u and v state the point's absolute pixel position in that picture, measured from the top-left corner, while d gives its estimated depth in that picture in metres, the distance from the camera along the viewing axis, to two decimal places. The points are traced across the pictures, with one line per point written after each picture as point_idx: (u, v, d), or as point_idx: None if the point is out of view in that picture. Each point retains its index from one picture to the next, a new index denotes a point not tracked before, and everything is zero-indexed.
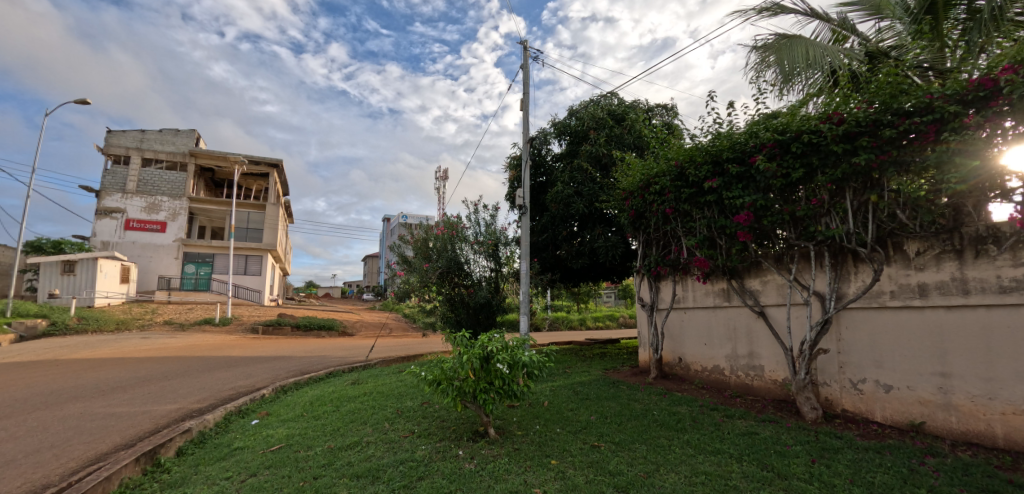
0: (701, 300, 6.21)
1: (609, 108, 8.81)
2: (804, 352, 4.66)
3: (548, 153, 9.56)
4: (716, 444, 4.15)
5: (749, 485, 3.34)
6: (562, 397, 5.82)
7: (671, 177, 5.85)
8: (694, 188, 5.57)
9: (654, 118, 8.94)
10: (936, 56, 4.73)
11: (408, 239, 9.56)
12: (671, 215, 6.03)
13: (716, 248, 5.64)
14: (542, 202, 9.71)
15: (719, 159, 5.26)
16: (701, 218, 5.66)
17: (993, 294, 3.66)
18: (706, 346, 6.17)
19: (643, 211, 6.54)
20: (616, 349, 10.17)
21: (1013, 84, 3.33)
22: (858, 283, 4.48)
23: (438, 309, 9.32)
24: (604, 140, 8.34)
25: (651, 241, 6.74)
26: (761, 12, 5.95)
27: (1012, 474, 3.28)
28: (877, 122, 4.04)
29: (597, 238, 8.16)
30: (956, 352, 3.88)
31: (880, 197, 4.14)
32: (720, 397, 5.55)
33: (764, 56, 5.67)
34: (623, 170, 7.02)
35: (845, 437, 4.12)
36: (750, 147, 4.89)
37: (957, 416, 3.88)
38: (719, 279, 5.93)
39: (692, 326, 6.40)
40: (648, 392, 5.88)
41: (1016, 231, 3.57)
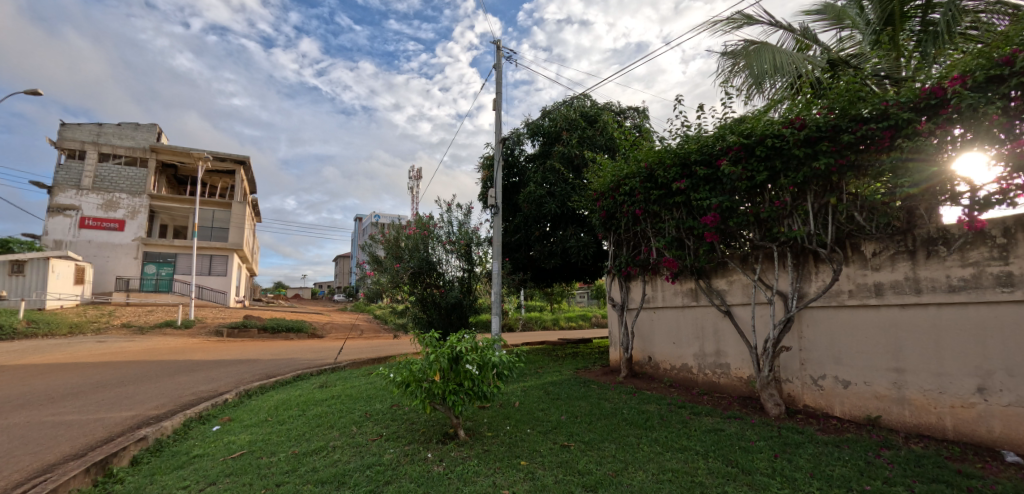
0: (670, 300, 6.30)
1: (581, 110, 8.88)
2: (767, 350, 4.78)
3: (521, 153, 9.54)
4: (682, 441, 4.24)
5: (713, 481, 3.44)
6: (533, 397, 5.82)
7: (640, 178, 5.90)
8: (663, 189, 5.62)
9: (626, 121, 9.06)
10: (892, 65, 4.81)
11: (379, 238, 9.41)
12: (641, 216, 6.09)
13: (684, 249, 5.73)
14: (514, 202, 9.69)
15: (687, 161, 5.31)
16: (670, 219, 5.71)
17: (943, 293, 3.85)
18: (675, 345, 6.27)
19: (614, 212, 6.60)
20: (589, 349, 10.20)
21: (961, 95, 3.52)
22: (818, 283, 4.64)
23: (409, 310, 9.16)
24: (576, 142, 8.39)
25: (622, 241, 6.80)
26: (728, 22, 6.08)
27: (960, 464, 3.47)
28: (837, 127, 4.19)
29: (569, 239, 8.18)
30: (910, 349, 4.06)
31: (839, 200, 4.29)
32: (689, 395, 5.65)
33: (733, 63, 5.75)
34: (594, 171, 7.05)
35: (807, 432, 4.26)
36: (717, 150, 4.96)
37: (911, 410, 4.06)
38: (687, 279, 6.02)
39: (662, 325, 6.48)
40: (618, 392, 5.93)
41: (963, 232, 3.77)
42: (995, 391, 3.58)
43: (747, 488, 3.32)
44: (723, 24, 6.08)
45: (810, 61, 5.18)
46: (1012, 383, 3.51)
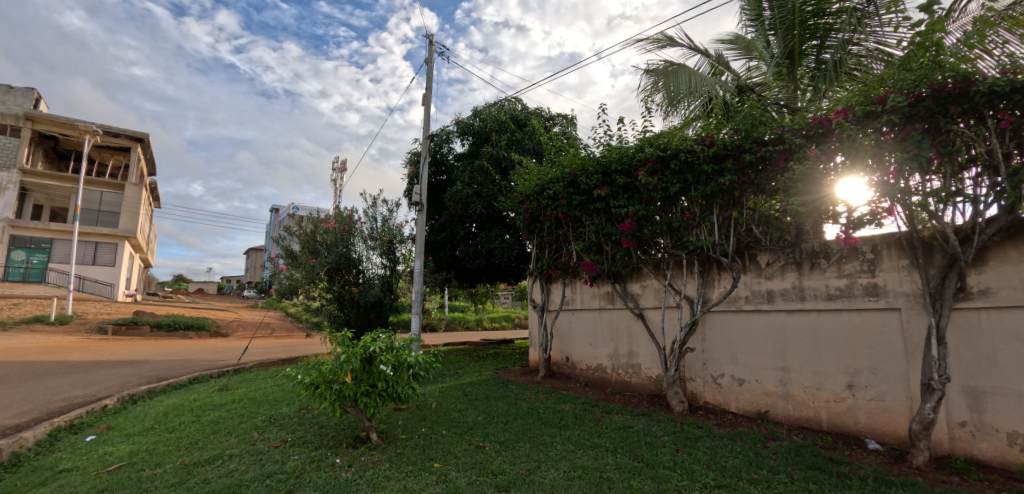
0: (588, 302, 6.55)
1: (511, 113, 9.01)
2: (674, 351, 5.11)
3: (449, 152, 9.42)
4: (594, 438, 4.41)
5: (620, 475, 3.60)
6: (451, 399, 5.75)
7: (564, 183, 6.08)
8: (585, 195, 5.83)
9: (554, 127, 9.34)
10: (790, 96, 5.27)
11: (294, 231, 8.86)
12: (563, 220, 6.29)
13: (602, 254, 6.01)
14: (440, 201, 9.56)
15: (608, 170, 5.53)
16: (590, 224, 5.98)
17: (823, 300, 4.35)
18: (591, 346, 6.52)
19: (538, 215, 6.76)
20: (511, 349, 10.47)
21: (843, 126, 4.00)
22: (720, 289, 5.05)
23: (325, 308, 8.78)
24: (505, 144, 8.50)
25: (545, 244, 6.98)
26: (653, 41, 6.42)
27: (832, 452, 3.93)
28: (740, 147, 4.58)
29: (493, 240, 8.26)
30: (794, 350, 4.55)
31: (740, 214, 4.73)
32: (602, 394, 5.89)
33: (655, 80, 6.07)
34: (521, 174, 7.16)
35: (706, 427, 4.61)
36: (636, 161, 5.20)
37: (793, 404, 4.53)
38: (604, 283, 6.29)
39: (579, 327, 6.71)
40: (534, 392, 6.03)
41: (839, 248, 4.29)
42: (862, 387, 4.10)
43: (651, 482, 3.51)
44: (649, 43, 6.42)
45: (720, 86, 5.56)
46: (875, 380, 4.04)
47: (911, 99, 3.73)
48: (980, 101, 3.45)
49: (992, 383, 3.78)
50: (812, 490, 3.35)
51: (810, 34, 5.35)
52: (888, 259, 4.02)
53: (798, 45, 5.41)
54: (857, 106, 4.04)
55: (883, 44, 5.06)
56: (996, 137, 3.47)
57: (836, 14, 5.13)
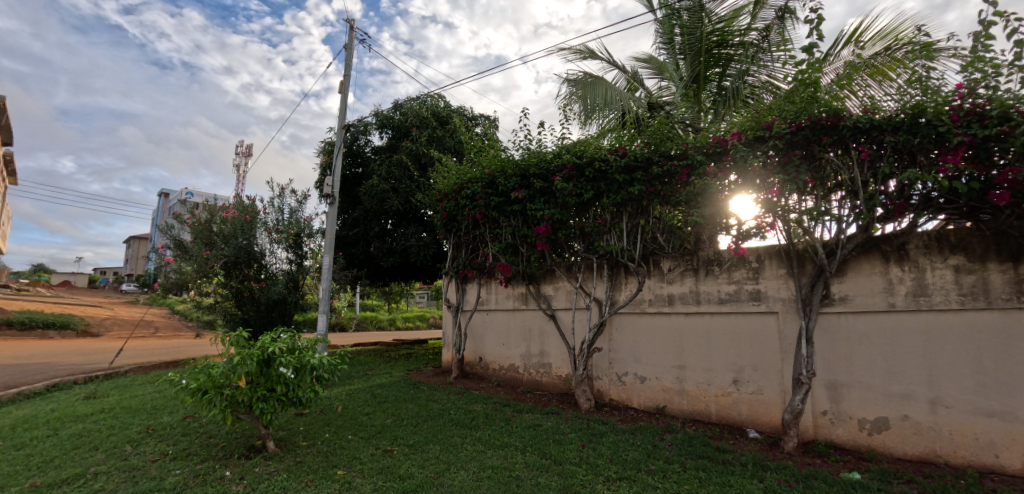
0: (503, 303, 6.65)
1: (433, 109, 8.92)
2: (583, 351, 5.37)
3: (366, 144, 9.05)
4: (503, 438, 4.48)
5: (528, 473, 3.69)
6: (358, 402, 5.72)
7: (482, 184, 6.12)
8: (502, 196, 5.92)
9: (476, 127, 9.40)
10: (694, 116, 5.64)
11: (186, 220, 8.24)
12: (480, 220, 6.36)
13: (517, 255, 6.14)
14: (354, 195, 9.26)
15: (526, 174, 5.69)
16: (507, 225, 6.11)
17: (715, 303, 4.78)
18: (504, 346, 6.63)
19: (455, 215, 6.75)
20: (422, 349, 10.45)
21: (737, 148, 4.43)
22: (627, 292, 5.37)
23: (220, 304, 8.16)
24: (425, 140, 8.40)
25: (462, 244, 7.00)
26: (575, 52, 6.67)
27: (719, 442, 4.35)
28: (649, 160, 4.89)
29: (409, 238, 8.28)
30: (690, 349, 4.95)
31: (647, 222, 5.07)
32: (514, 393, 6.03)
33: (574, 90, 6.32)
34: (439, 171, 7.08)
35: (610, 423, 4.88)
36: (553, 166, 5.41)
37: (688, 399, 4.93)
38: (519, 284, 6.42)
39: (493, 327, 6.78)
40: (447, 392, 6.16)
41: (730, 257, 4.74)
42: (745, 382, 4.57)
43: (558, 478, 3.65)
44: (572, 52, 6.66)
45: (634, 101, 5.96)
46: (756, 376, 4.52)
47: (793, 127, 4.26)
48: (846, 134, 4.04)
49: (847, 377, 4.46)
50: (701, 477, 3.69)
51: (713, 62, 5.88)
52: (769, 268, 4.51)
53: (703, 71, 5.84)
54: (750, 130, 4.50)
55: (772, 78, 5.68)
56: (857, 166, 4.07)
57: (736, 46, 5.68)
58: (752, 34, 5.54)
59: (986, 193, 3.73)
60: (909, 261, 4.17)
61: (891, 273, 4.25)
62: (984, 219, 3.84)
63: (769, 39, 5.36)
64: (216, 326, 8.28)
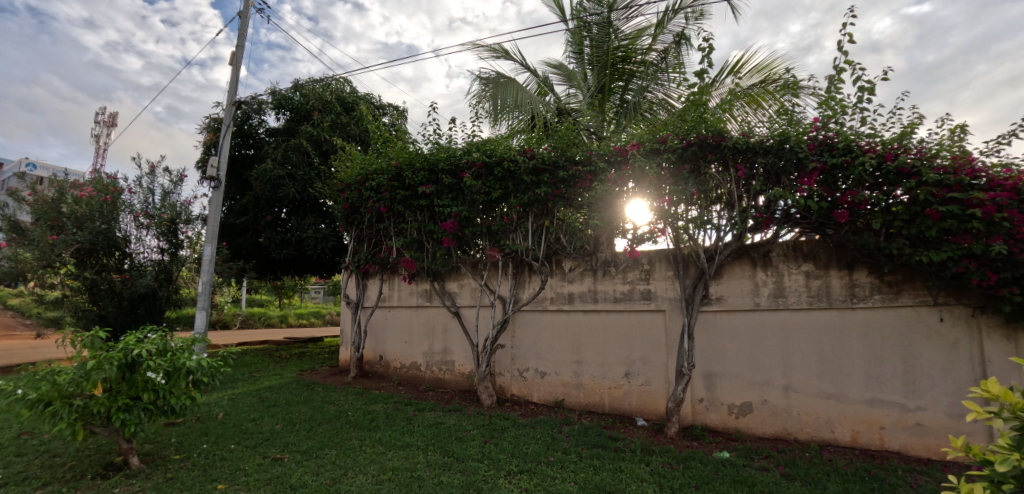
0: (406, 299, 6.55)
1: (338, 93, 8.47)
2: (486, 348, 5.44)
3: (259, 124, 8.32)
4: (405, 438, 4.36)
5: (430, 472, 3.63)
6: (242, 407, 5.23)
7: (389, 176, 5.93)
8: (409, 190, 5.82)
9: (383, 117, 9.11)
10: (598, 125, 5.94)
11: (25, 196, 6.95)
12: (385, 214, 6.17)
13: (422, 251, 6.06)
14: (244, 178, 8.49)
15: (435, 168, 5.63)
16: (413, 220, 6.00)
17: (610, 302, 5.12)
18: (406, 343, 6.53)
19: (358, 207, 6.47)
20: (317, 349, 9.63)
21: (636, 157, 4.75)
22: (529, 290, 5.56)
23: (68, 299, 7.01)
24: (327, 126, 7.94)
25: (363, 238, 6.74)
26: (489, 50, 6.74)
27: (611, 431, 4.66)
28: (556, 163, 5.10)
29: (306, 228, 7.81)
30: (587, 345, 5.24)
31: (550, 223, 5.28)
32: (414, 392, 5.97)
33: (485, 89, 6.45)
34: (343, 159, 6.71)
35: (511, 418, 4.99)
36: (462, 163, 5.41)
37: (585, 392, 5.22)
38: (423, 280, 6.35)
39: (395, 324, 6.68)
40: (344, 393, 5.91)
41: (626, 258, 5.10)
42: (634, 374, 4.96)
43: (460, 475, 3.65)
44: (486, 50, 6.72)
45: (543, 105, 6.15)
46: (644, 369, 4.93)
47: (684, 143, 4.69)
48: (728, 153, 4.61)
49: (720, 368, 5.03)
50: (595, 465, 3.92)
51: (617, 76, 6.23)
52: (659, 270, 4.93)
53: (607, 83, 6.20)
54: (647, 142, 4.85)
55: (668, 97, 6.13)
56: (734, 181, 4.64)
57: (638, 63, 6.10)
58: (652, 55, 6.02)
59: (831, 212, 4.45)
60: (772, 266, 4.83)
61: (757, 277, 4.89)
62: (828, 232, 4.58)
63: (667, 61, 5.95)
64: (63, 324, 7.06)
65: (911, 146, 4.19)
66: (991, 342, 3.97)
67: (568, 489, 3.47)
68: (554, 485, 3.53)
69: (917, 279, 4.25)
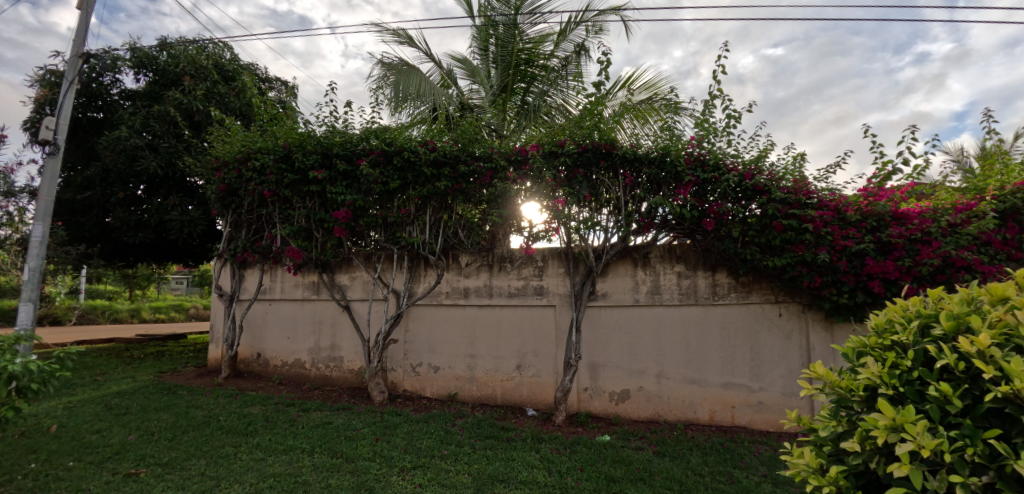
0: (289, 292, 6.16)
1: (216, 60, 7.61)
2: (379, 343, 5.28)
3: (114, 84, 7.19)
4: (289, 441, 4.06)
5: (318, 476, 3.44)
6: (82, 416, 4.46)
7: (276, 157, 5.42)
8: (299, 174, 5.40)
9: (269, 91, 8.35)
10: (499, 123, 6.06)
11: None
12: (269, 198, 5.66)
13: (311, 241, 5.69)
14: (90, 146, 7.27)
15: (329, 153, 5.28)
16: (301, 208, 5.59)
17: (505, 296, 5.28)
18: (290, 339, 6.14)
19: (237, 188, 5.86)
20: (179, 349, 8.31)
21: (535, 159, 4.94)
22: (425, 284, 5.54)
23: None
24: (201, 95, 7.08)
25: (241, 223, 6.14)
26: (393, 34, 6.52)
27: (502, 421, 4.81)
28: (457, 157, 5.10)
29: (169, 210, 6.84)
30: (481, 338, 5.35)
31: (449, 217, 5.29)
32: (298, 391, 5.65)
33: (387, 74, 6.38)
34: (220, 134, 6.01)
35: (403, 414, 4.89)
36: (359, 150, 5.16)
37: (478, 385, 5.32)
38: (310, 272, 6.01)
39: (277, 318, 6.25)
40: (214, 396, 5.29)
41: (521, 255, 5.27)
42: (525, 367, 5.18)
43: (350, 476, 3.51)
44: (390, 34, 6.47)
45: (446, 98, 6.25)
46: (534, 361, 5.18)
47: (580, 148, 4.94)
48: (618, 160, 4.95)
49: (603, 359, 5.40)
50: (488, 456, 4.02)
51: (519, 77, 6.40)
52: (552, 267, 5.20)
53: (509, 83, 6.36)
54: (546, 144, 5.04)
55: (565, 103, 6.43)
56: (622, 187, 5.04)
57: (540, 68, 6.33)
58: (554, 61, 6.30)
59: (700, 220, 5.01)
60: (650, 266, 5.32)
61: (637, 275, 5.34)
62: (697, 238, 5.17)
63: (567, 69, 6.27)
64: None
65: (765, 168, 4.91)
66: (815, 333, 4.96)
67: (462, 481, 3.52)
68: (448, 478, 3.55)
69: (763, 280, 5.08)
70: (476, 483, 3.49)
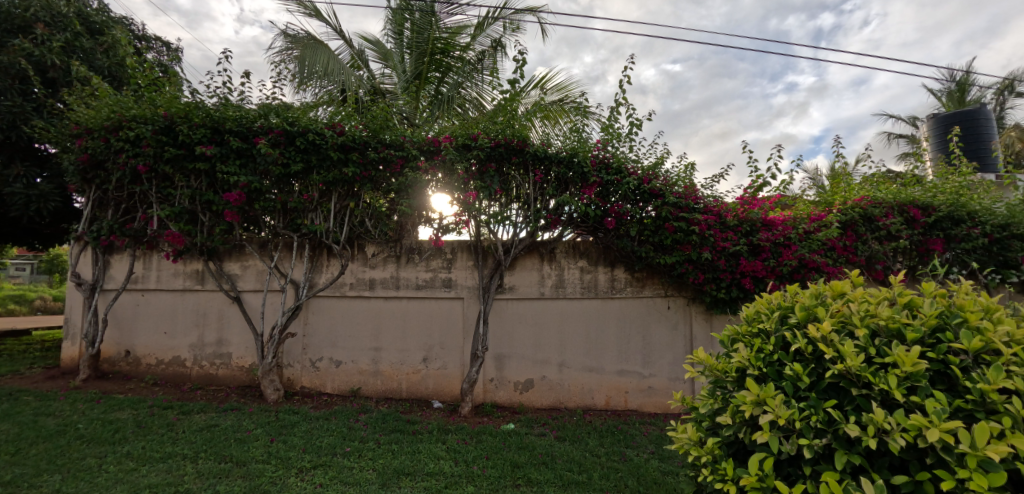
0: (167, 282, 5.48)
1: (80, 9, 6.51)
2: (273, 337, 4.90)
3: None
4: (165, 448, 3.64)
5: (201, 484, 3.14)
6: None
7: (154, 128, 4.72)
8: (183, 149, 4.79)
9: (147, 50, 7.29)
10: (411, 111, 5.91)
11: None
12: (144, 174, 4.94)
13: (195, 225, 5.09)
14: None
15: (220, 127, 4.75)
16: (183, 187, 4.96)
17: (413, 288, 5.21)
18: (166, 334, 5.47)
19: (103, 160, 5.02)
20: (18, 349, 6.93)
21: (448, 150, 4.88)
22: (327, 274, 5.27)
23: None
24: (59, 48, 5.98)
25: (108, 201, 5.30)
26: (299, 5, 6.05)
27: (408, 415, 4.75)
28: (366, 143, 4.89)
29: (9, 181, 5.70)
30: (386, 331, 5.22)
31: (356, 205, 5.08)
32: (175, 393, 5.04)
33: (291, 47, 6.02)
34: (80, 96, 5.13)
35: (301, 412, 4.61)
36: (256, 127, 4.71)
37: (382, 379, 5.19)
38: (193, 260, 5.41)
39: (150, 311, 5.52)
40: (71, 401, 4.55)
41: (429, 247, 5.23)
42: (431, 359, 5.16)
43: (241, 481, 3.24)
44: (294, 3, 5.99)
45: (356, 79, 6.08)
46: (441, 354, 5.17)
47: (493, 143, 4.98)
48: (529, 158, 5.08)
49: (508, 350, 5.56)
50: (393, 449, 3.95)
51: (434, 66, 6.30)
52: (460, 259, 5.23)
53: (423, 70, 6.25)
54: (459, 137, 5.00)
55: (480, 97, 6.44)
56: (533, 184, 5.17)
57: (456, 59, 6.28)
58: (470, 54, 6.28)
59: (602, 219, 5.35)
60: (555, 261, 5.57)
61: (543, 269, 5.57)
62: (599, 236, 5.50)
63: (483, 63, 6.30)
64: None
65: (660, 175, 5.37)
66: (696, 323, 5.56)
67: (366, 477, 3.43)
68: (351, 475, 3.43)
69: (656, 275, 5.58)
70: (381, 478, 3.42)
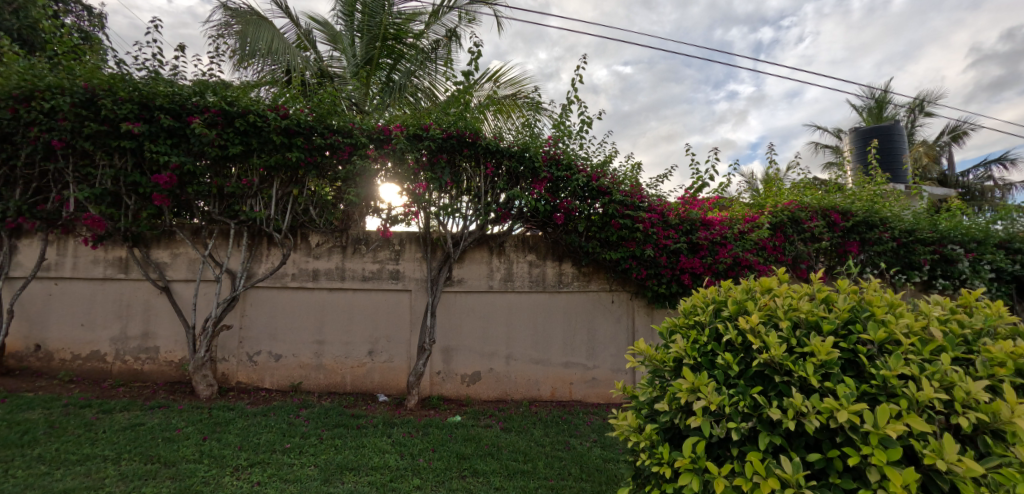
0: (84, 270, 5.02)
1: None
2: (206, 330, 4.63)
3: None
4: (83, 450, 3.37)
5: (124, 488, 2.95)
6: None
7: (73, 100, 4.26)
8: (107, 126, 4.38)
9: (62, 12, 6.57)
10: (361, 97, 5.74)
11: None
12: (60, 151, 4.48)
13: (119, 208, 4.71)
14: None
15: (149, 104, 4.38)
16: (105, 166, 4.56)
17: (359, 280, 5.11)
18: (83, 327, 5.02)
19: (11, 133, 4.50)
20: None
21: (398, 138, 4.76)
22: (267, 264, 5.05)
23: None
24: None
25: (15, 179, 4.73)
26: None
27: (353, 409, 4.67)
28: (312, 128, 4.71)
29: None
30: (330, 323, 5.08)
31: (300, 193, 4.90)
32: (93, 390, 4.65)
33: (230, 21, 5.64)
34: None
35: (237, 408, 4.40)
36: (191, 105, 4.39)
37: (325, 373, 5.05)
38: (117, 247, 5.00)
39: (65, 302, 5.05)
40: None
41: (377, 237, 5.15)
42: (377, 352, 5.09)
43: (169, 483, 3.07)
44: None
45: (302, 60, 5.81)
46: (387, 347, 5.11)
47: (445, 133, 4.95)
48: (481, 151, 5.09)
49: (456, 343, 5.58)
50: (336, 445, 3.88)
51: (386, 52, 6.18)
52: (409, 251, 5.18)
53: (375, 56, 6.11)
54: (410, 126, 4.90)
55: (433, 87, 6.35)
56: (482, 177, 5.22)
57: (409, 46, 6.16)
58: (423, 41, 6.17)
59: (552, 214, 5.49)
60: (505, 255, 5.65)
61: (493, 263, 5.63)
62: (548, 230, 5.67)
63: (437, 52, 6.21)
64: None
65: (608, 173, 5.53)
66: (638, 316, 5.84)
67: (308, 474, 3.35)
68: (291, 472, 3.35)
69: (601, 270, 5.79)
70: (324, 474, 3.36)
